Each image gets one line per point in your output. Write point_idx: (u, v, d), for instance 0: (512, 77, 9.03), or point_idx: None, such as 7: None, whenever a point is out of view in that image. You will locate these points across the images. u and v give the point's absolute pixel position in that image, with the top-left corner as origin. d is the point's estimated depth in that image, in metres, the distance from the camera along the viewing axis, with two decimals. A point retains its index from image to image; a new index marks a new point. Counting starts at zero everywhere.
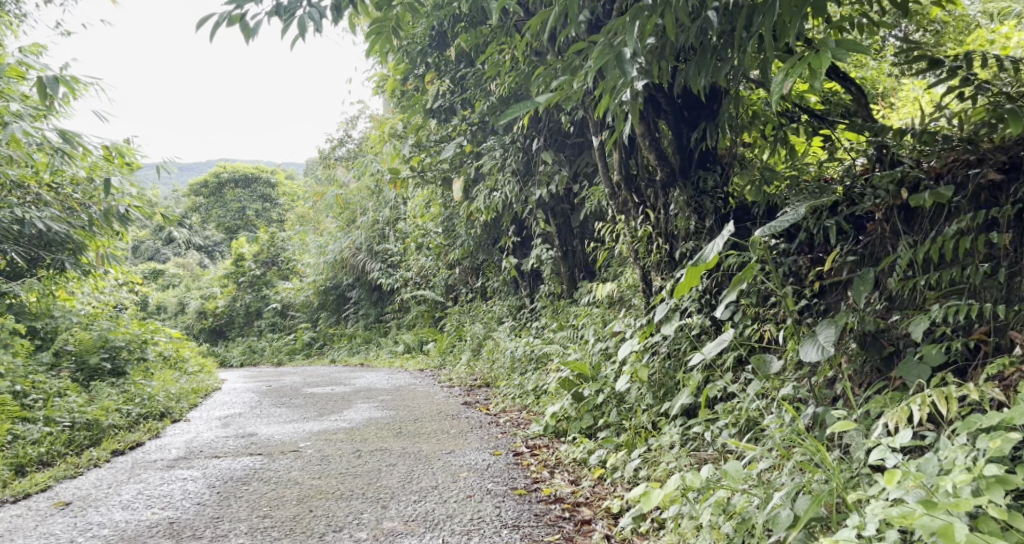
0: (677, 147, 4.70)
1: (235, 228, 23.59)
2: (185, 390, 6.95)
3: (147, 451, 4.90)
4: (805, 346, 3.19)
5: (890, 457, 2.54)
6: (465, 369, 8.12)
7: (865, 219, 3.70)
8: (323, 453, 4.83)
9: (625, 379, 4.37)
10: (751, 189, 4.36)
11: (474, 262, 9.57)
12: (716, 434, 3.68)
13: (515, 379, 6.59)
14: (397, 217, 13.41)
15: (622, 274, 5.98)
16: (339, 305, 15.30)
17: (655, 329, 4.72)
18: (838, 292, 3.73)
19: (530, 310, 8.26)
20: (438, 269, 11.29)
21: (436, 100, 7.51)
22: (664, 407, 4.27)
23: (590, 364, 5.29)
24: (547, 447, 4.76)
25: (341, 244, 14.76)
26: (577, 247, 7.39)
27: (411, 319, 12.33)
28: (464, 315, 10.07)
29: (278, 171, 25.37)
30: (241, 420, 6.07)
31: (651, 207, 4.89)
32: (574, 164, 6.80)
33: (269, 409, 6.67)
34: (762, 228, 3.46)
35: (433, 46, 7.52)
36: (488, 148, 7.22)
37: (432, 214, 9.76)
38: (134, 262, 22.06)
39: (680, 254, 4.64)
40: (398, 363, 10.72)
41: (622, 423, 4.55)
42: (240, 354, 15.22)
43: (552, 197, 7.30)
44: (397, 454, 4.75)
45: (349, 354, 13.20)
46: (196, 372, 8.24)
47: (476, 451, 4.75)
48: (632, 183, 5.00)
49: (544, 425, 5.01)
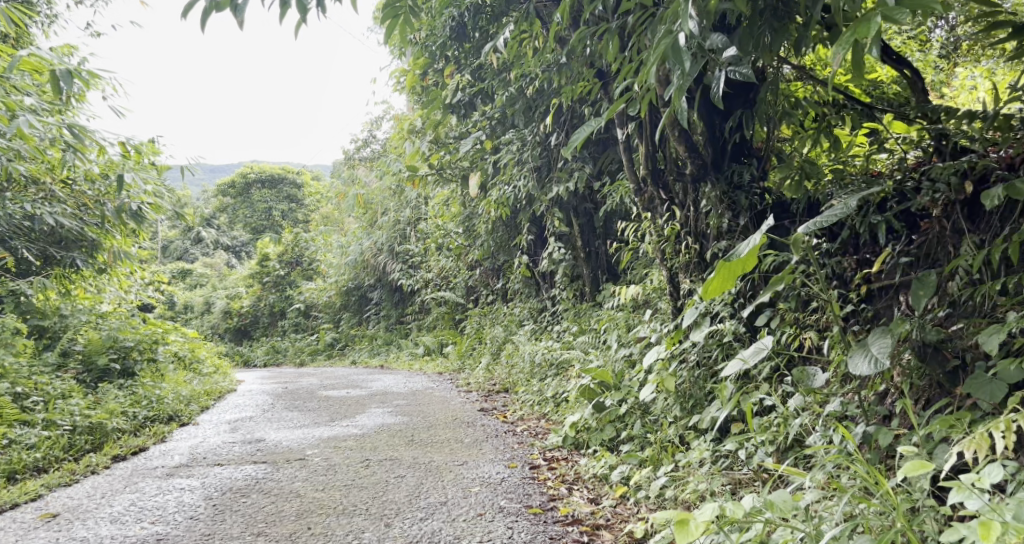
0: (709, 139, 4.40)
1: (261, 228, 23.61)
2: (198, 392, 6.73)
3: (151, 456, 4.64)
4: (854, 357, 2.88)
5: (974, 499, 2.24)
6: (484, 373, 7.87)
7: (919, 217, 3.41)
8: (331, 462, 4.58)
9: (650, 389, 4.09)
10: (791, 184, 4.09)
11: (494, 263, 9.32)
12: (750, 452, 3.38)
13: (534, 385, 6.33)
14: (418, 217, 13.19)
15: (647, 276, 5.69)
16: (360, 306, 15.14)
17: (683, 336, 4.43)
18: (889, 296, 3.42)
19: (551, 313, 7.98)
20: (458, 270, 11.05)
21: (456, 95, 7.28)
22: (692, 421, 3.97)
23: (612, 372, 5.00)
24: (566, 460, 4.48)
25: (362, 244, 14.58)
26: (600, 248, 7.10)
27: (432, 321, 12.12)
28: (484, 317, 9.82)
29: (304, 171, 25.35)
30: (250, 424, 5.84)
31: (679, 203, 4.59)
32: (598, 161, 6.50)
33: (281, 413, 6.46)
34: (808, 224, 3.12)
35: (452, 37, 7.10)
36: (508, 142, 6.96)
37: (452, 214, 9.54)
38: (161, 261, 22.08)
39: (711, 254, 4.34)
40: (417, 366, 10.49)
41: (646, 436, 4.27)
42: (263, 355, 15.12)
43: (574, 195, 7.02)
44: (406, 464, 4.49)
45: (370, 356, 13.03)
46: (211, 373, 8.04)
47: (490, 463, 4.48)
48: (660, 178, 4.73)
49: (563, 436, 4.73)
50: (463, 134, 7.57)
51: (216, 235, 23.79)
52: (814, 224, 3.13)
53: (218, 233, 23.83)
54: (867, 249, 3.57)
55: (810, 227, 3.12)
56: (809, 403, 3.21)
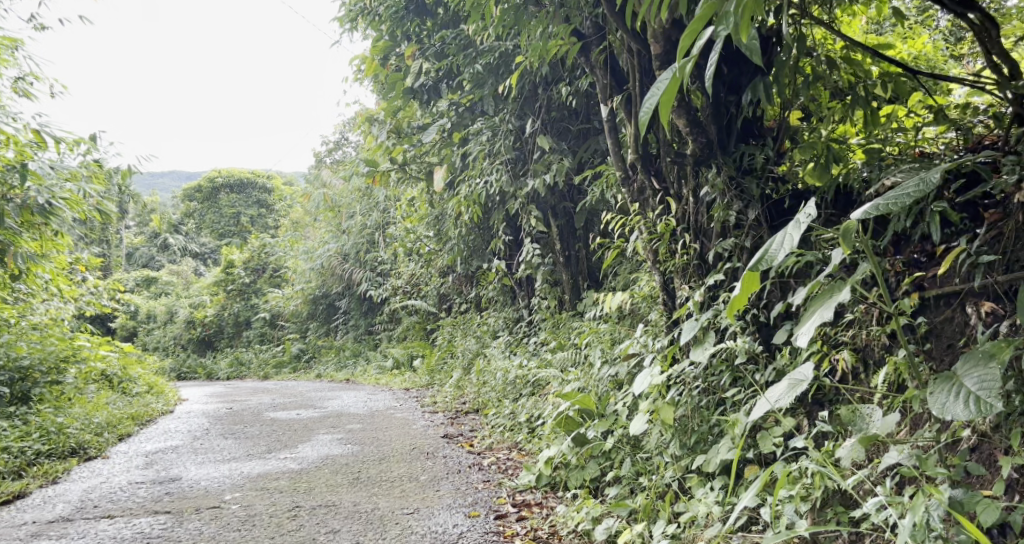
0: (713, 112, 3.67)
1: (230, 235, 22.68)
2: (118, 417, 5.80)
3: (25, 506, 3.74)
4: (937, 395, 2.18)
5: None
6: (453, 391, 7.06)
7: (981, 204, 2.78)
8: (251, 511, 3.72)
9: (641, 421, 3.43)
10: (813, 168, 3.34)
11: (467, 269, 8.51)
12: (776, 510, 2.67)
13: (506, 407, 5.54)
14: (386, 221, 12.26)
15: (635, 282, 4.92)
16: (329, 316, 14.27)
17: (682, 354, 3.72)
18: (950, 308, 2.75)
19: (527, 323, 7.22)
20: (429, 277, 10.20)
21: (418, 79, 6.41)
22: (695, 462, 3.25)
23: (596, 395, 4.24)
24: (539, 505, 3.70)
25: (328, 250, 13.74)
26: (580, 251, 6.31)
27: (401, 331, 11.31)
28: (456, 327, 8.97)
29: (274, 175, 24.32)
30: (170, 457, 4.94)
31: (674, 194, 3.88)
32: (578, 152, 5.73)
33: (213, 441, 5.58)
34: (864, 209, 2.38)
35: (412, 11, 6.38)
36: (476, 131, 6.16)
37: (421, 216, 8.72)
38: (123, 268, 20.96)
39: (714, 254, 3.63)
40: (383, 381, 9.66)
41: (638, 478, 3.52)
42: (227, 368, 14.18)
43: (551, 192, 6.25)
44: (343, 514, 3.66)
45: (336, 368, 12.17)
46: (143, 393, 7.11)
47: (446, 511, 3.67)
48: (651, 164, 4.02)
49: (537, 475, 3.94)
50: (428, 123, 6.69)
51: (183, 242, 22.75)
52: (879, 207, 2.37)
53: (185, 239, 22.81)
54: (914, 248, 2.93)
55: (871, 212, 2.37)
56: (865, 452, 2.44)
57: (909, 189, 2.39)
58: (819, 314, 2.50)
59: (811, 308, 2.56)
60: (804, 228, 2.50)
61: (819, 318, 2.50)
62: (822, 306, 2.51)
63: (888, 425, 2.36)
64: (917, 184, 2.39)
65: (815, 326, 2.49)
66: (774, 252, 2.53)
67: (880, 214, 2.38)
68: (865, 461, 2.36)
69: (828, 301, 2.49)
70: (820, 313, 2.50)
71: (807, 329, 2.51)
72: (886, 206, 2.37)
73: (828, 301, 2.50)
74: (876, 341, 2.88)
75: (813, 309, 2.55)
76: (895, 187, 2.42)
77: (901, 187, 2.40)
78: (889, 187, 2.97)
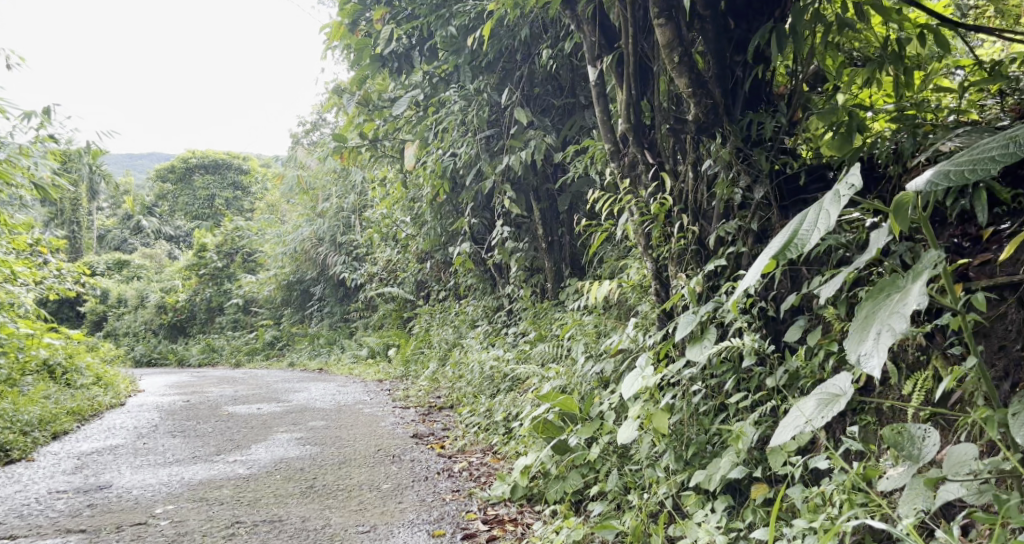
0: (717, 75, 3.18)
1: (205, 217, 22.03)
2: (55, 412, 5.28)
3: None
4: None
5: None
6: (427, 384, 6.60)
7: None
8: (182, 528, 3.24)
9: (631, 429, 2.96)
10: (831, 139, 2.88)
11: (445, 256, 8.02)
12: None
13: (482, 404, 5.07)
14: (364, 204, 11.73)
15: (624, 269, 4.46)
16: (304, 302, 13.72)
17: (677, 353, 3.27)
18: (1002, 304, 2.31)
19: (507, 312, 6.75)
20: (407, 263, 9.66)
21: (388, 45, 5.72)
22: (694, 480, 2.79)
23: (579, 395, 3.77)
24: (513, 522, 3.24)
25: (302, 234, 13.19)
26: (564, 236, 5.83)
27: (378, 319, 10.82)
28: (434, 316, 8.47)
29: (252, 157, 23.68)
30: (105, 459, 4.45)
31: (669, 169, 3.43)
32: (562, 127, 5.27)
33: (158, 440, 5.07)
34: (933, 178, 1.98)
35: None
36: (450, 101, 5.66)
37: (396, 199, 8.23)
38: (94, 250, 20.28)
39: (716, 239, 3.18)
40: (357, 372, 9.18)
41: (625, 494, 3.07)
42: (198, 354, 13.65)
43: (534, 172, 5.76)
44: (288, 533, 3.18)
45: (310, 357, 11.66)
46: (90, 385, 6.59)
47: (406, 529, 3.19)
48: (643, 136, 3.54)
49: (511, 485, 3.47)
50: (400, 94, 6.19)
51: (157, 224, 22.11)
52: (951, 175, 1.96)
53: (158, 222, 22.16)
54: (955, 231, 2.48)
55: (941, 180, 1.97)
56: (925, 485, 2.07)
57: (993, 152, 1.97)
58: (888, 330, 1.98)
59: (867, 313, 2.06)
60: (844, 203, 2.08)
61: (889, 333, 1.98)
62: (888, 314, 2.01)
63: (961, 459, 1.97)
64: (1005, 146, 1.96)
65: (885, 344, 1.97)
66: (805, 234, 2.10)
67: (953, 182, 1.98)
68: (928, 502, 1.98)
69: (885, 307, 2.04)
70: (889, 326, 1.98)
71: (873, 352, 1.97)
72: (960, 173, 1.97)
73: (888, 304, 2.03)
74: (910, 341, 2.43)
75: (871, 315, 2.05)
76: (973, 149, 2.01)
77: (983, 149, 1.98)
78: (944, 151, 2.54)
